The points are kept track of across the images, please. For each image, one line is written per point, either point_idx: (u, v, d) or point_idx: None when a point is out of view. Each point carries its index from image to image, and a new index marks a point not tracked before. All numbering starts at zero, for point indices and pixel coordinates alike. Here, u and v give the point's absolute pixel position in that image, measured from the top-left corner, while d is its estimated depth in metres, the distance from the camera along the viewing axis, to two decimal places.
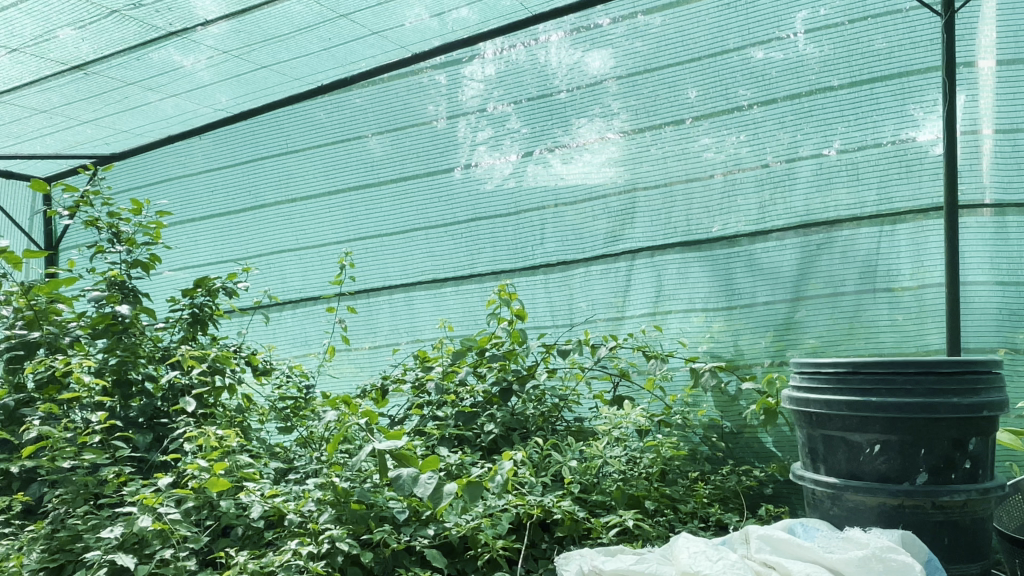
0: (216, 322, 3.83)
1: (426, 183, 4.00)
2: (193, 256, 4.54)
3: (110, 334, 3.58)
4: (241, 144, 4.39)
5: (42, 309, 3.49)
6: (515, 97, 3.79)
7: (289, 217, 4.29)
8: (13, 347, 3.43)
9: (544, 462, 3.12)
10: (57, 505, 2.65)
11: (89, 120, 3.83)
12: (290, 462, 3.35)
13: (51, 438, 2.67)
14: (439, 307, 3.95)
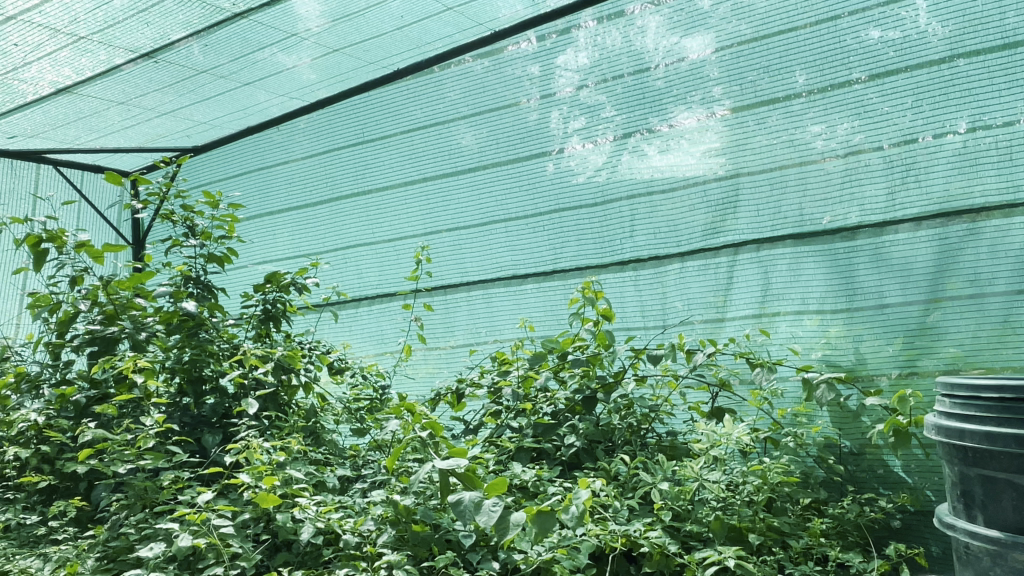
0: (289, 319, 3.62)
1: (507, 171, 3.71)
2: (271, 249, 4.42)
3: (183, 329, 3.45)
4: (318, 134, 4.25)
5: (121, 303, 3.39)
6: (608, 84, 3.43)
7: (365, 209, 4.10)
8: (91, 341, 3.33)
9: (631, 483, 2.76)
10: (116, 508, 2.51)
11: (167, 111, 3.75)
12: (359, 469, 3.14)
13: (108, 441, 2.53)
14: (519, 306, 3.66)
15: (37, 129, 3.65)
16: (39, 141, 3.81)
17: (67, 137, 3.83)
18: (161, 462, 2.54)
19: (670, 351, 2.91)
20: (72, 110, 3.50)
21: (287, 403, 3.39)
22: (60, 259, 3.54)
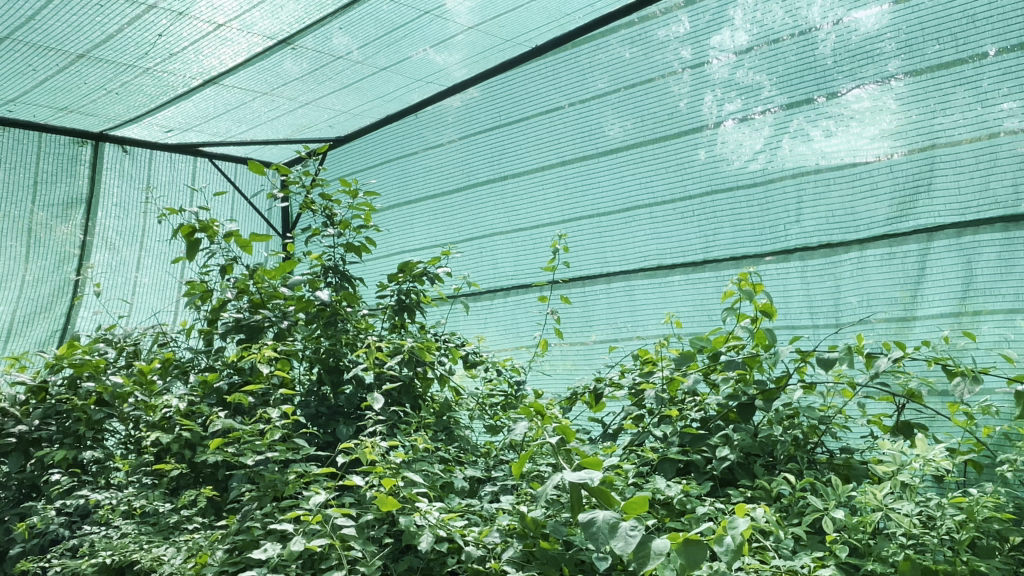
0: (424, 311, 3.45)
1: (653, 151, 3.36)
2: (409, 238, 4.33)
3: (321, 320, 3.24)
4: (456, 119, 4.10)
5: (269, 291, 3.27)
6: (769, 64, 3.01)
7: (501, 195, 3.90)
8: (240, 326, 3.21)
9: (796, 507, 2.36)
10: (246, 499, 2.43)
11: (309, 101, 3.67)
12: (489, 471, 2.93)
13: (237, 431, 2.47)
14: (665, 299, 3.31)
15: (190, 122, 3.68)
16: (194, 135, 3.86)
17: (220, 130, 3.84)
18: (288, 454, 2.43)
19: (846, 354, 2.43)
20: (219, 103, 3.48)
21: (422, 395, 3.19)
22: (210, 249, 3.54)
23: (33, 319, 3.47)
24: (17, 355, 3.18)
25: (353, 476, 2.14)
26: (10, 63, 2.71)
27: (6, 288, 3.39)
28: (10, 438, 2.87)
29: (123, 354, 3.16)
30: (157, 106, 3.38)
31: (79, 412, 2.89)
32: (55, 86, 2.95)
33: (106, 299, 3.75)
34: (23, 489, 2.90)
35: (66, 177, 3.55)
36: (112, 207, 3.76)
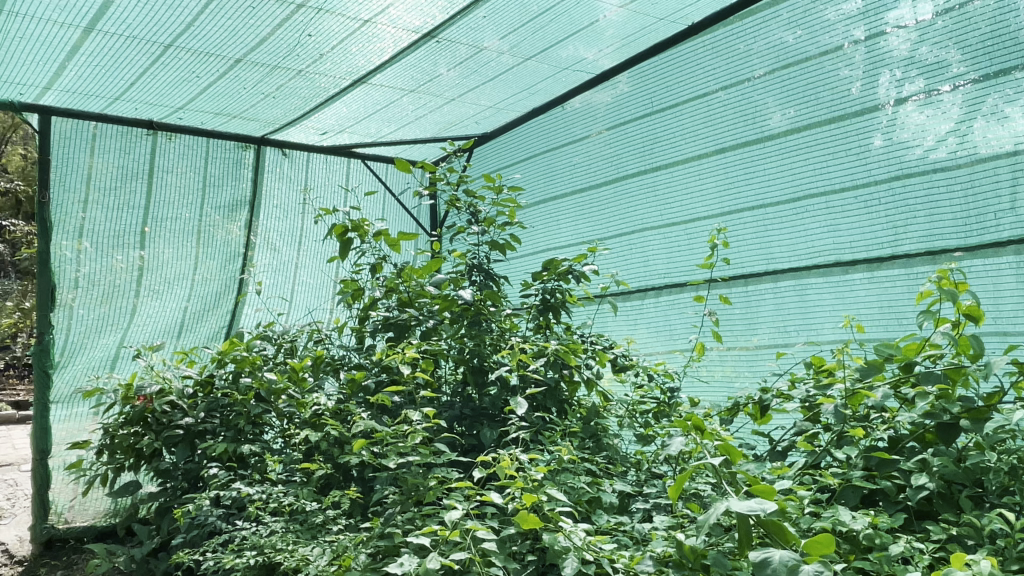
0: (570, 311, 3.24)
1: (829, 132, 2.94)
2: (555, 235, 4.05)
3: (466, 319, 3.10)
4: (605, 109, 3.74)
5: (415, 290, 3.21)
6: (959, 37, 2.54)
7: (653, 188, 3.55)
8: (387, 325, 3.15)
9: (1018, 553, 1.93)
10: (389, 502, 2.31)
11: (455, 96, 3.58)
12: (640, 485, 2.69)
13: (380, 433, 2.38)
14: (845, 300, 2.92)
15: (343, 123, 3.64)
16: (347, 137, 3.82)
17: (371, 131, 3.82)
18: (430, 458, 2.29)
19: None
20: (369, 102, 3.44)
21: (567, 399, 2.98)
22: (361, 248, 3.55)
23: (202, 315, 3.62)
24: (188, 350, 3.28)
25: (491, 488, 1.96)
26: (175, 71, 2.83)
27: (178, 287, 3.53)
28: (179, 430, 2.99)
29: (281, 351, 3.17)
30: (311, 109, 3.40)
31: (239, 408, 2.96)
32: (217, 91, 3.06)
33: (267, 297, 3.81)
34: (190, 480, 2.98)
35: (231, 180, 3.62)
36: (273, 208, 3.79)
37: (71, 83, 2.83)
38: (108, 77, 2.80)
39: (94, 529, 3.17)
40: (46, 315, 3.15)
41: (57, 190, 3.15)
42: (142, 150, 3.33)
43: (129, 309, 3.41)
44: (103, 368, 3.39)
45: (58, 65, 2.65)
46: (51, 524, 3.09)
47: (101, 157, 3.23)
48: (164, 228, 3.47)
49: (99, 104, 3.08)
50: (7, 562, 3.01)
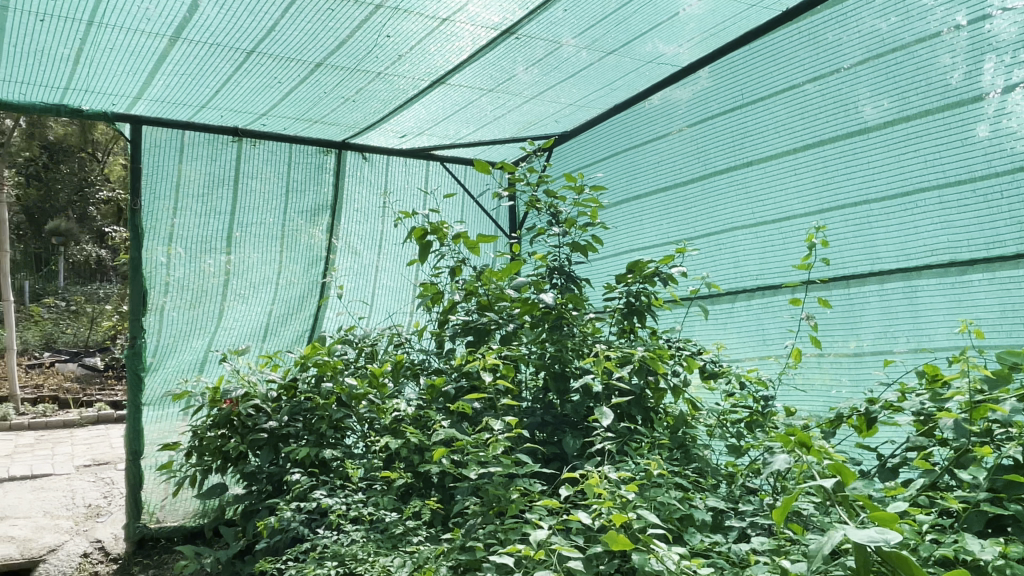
0: (655, 315, 3.09)
1: (943, 119, 2.56)
2: (637, 236, 3.77)
3: (547, 323, 3.00)
4: (689, 103, 3.45)
5: (495, 293, 3.13)
6: None
7: (744, 186, 3.25)
8: (467, 329, 3.08)
9: None
10: (470, 513, 2.23)
11: (534, 95, 3.47)
12: (733, 501, 2.51)
13: (460, 441, 2.30)
14: (961, 303, 2.56)
15: (422, 126, 3.61)
16: (426, 139, 3.78)
17: (450, 132, 3.76)
18: (512, 469, 2.20)
19: None
20: (448, 103, 3.38)
21: (654, 406, 2.83)
22: (440, 251, 3.50)
23: (286, 319, 3.64)
24: (271, 354, 3.30)
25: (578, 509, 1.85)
26: (258, 78, 2.85)
27: (263, 291, 3.56)
28: (263, 433, 3.00)
29: (362, 354, 3.16)
30: (390, 111, 3.36)
31: (321, 412, 2.96)
32: (299, 97, 3.08)
33: (348, 301, 3.80)
34: (274, 483, 2.99)
35: (313, 185, 3.63)
36: (354, 212, 3.78)
37: (160, 92, 2.90)
38: (193, 86, 2.85)
39: (183, 529, 3.23)
40: (138, 320, 3.25)
41: (148, 197, 3.23)
42: (228, 157, 3.39)
43: (217, 312, 3.48)
44: (193, 370, 3.46)
45: (147, 74, 2.71)
46: (144, 523, 3.17)
47: (189, 165, 3.30)
48: (249, 233, 3.50)
49: (188, 112, 3.15)
50: (103, 560, 3.08)
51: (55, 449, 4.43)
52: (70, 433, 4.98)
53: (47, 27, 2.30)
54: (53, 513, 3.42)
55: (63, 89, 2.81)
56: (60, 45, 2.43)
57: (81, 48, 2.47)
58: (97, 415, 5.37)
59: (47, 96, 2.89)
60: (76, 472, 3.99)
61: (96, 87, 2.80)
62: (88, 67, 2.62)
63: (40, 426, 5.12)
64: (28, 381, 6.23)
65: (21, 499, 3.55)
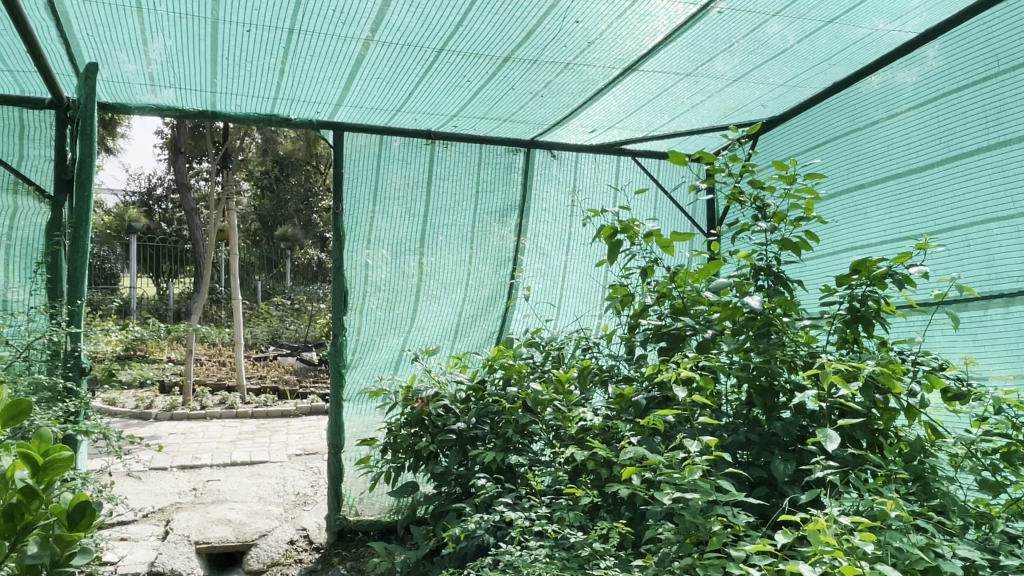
0: (885, 322, 2.64)
1: None
2: (862, 231, 3.24)
3: (752, 331, 2.66)
4: (926, 75, 2.88)
5: (691, 296, 2.84)
6: None
7: (1002, 169, 2.64)
8: (660, 335, 2.82)
9: None
10: (664, 542, 1.97)
11: (737, 77, 3.10)
12: (992, 552, 2.04)
13: (652, 462, 2.06)
14: None
15: (613, 119, 3.40)
16: (617, 133, 3.59)
17: (643, 124, 3.52)
18: (714, 495, 1.92)
19: None
20: (640, 92, 3.14)
21: (881, 430, 2.40)
22: (632, 250, 3.27)
23: (475, 320, 3.58)
24: (460, 355, 3.25)
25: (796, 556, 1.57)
26: (448, 77, 2.82)
27: (455, 292, 3.54)
28: (452, 434, 2.90)
29: (549, 358, 3.02)
30: (580, 105, 3.19)
31: (508, 416, 2.82)
32: (488, 95, 3.02)
33: (535, 302, 3.65)
34: (462, 486, 2.88)
35: (503, 185, 3.57)
36: (542, 211, 3.66)
37: (358, 98, 2.98)
38: (389, 89, 2.90)
39: (378, 524, 3.27)
40: (340, 318, 3.32)
41: (350, 202, 3.34)
42: (421, 159, 3.43)
43: (410, 311, 3.48)
44: (388, 369, 3.48)
45: (346, 80, 2.79)
46: (343, 515, 3.24)
47: (386, 168, 3.37)
48: (441, 234, 3.51)
49: (384, 117, 3.21)
50: (306, 548, 3.23)
51: (272, 438, 4.81)
52: (286, 422, 5.40)
53: (255, 37, 2.43)
54: (265, 499, 3.67)
55: (273, 99, 2.98)
56: (268, 54, 2.56)
57: (286, 56, 2.58)
58: (309, 406, 5.78)
59: (260, 107, 3.08)
60: (288, 461, 4.28)
61: (301, 95, 2.94)
62: (293, 76, 2.75)
63: (262, 415, 5.61)
64: (255, 373, 6.89)
65: (240, 484, 3.85)
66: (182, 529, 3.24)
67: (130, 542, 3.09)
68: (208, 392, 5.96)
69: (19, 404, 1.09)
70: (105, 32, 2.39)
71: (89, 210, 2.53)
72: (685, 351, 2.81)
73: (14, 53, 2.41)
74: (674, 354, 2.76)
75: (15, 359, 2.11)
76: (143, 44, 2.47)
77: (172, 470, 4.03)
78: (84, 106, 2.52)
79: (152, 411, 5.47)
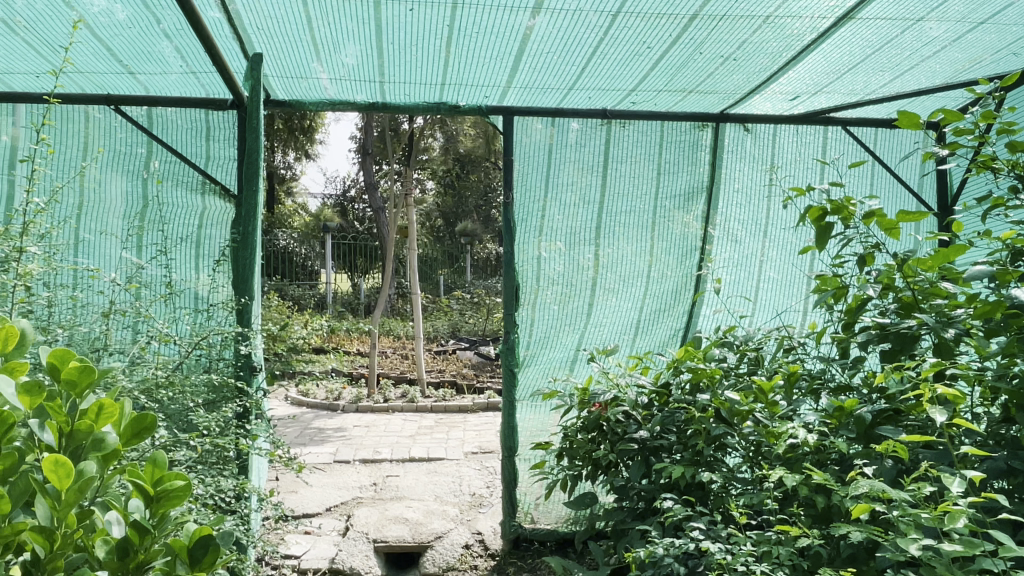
0: None
1: None
2: None
3: (1013, 333, 2.09)
4: None
5: (925, 288, 2.30)
6: None
7: None
8: (886, 336, 2.30)
9: None
10: None
11: (985, 18, 2.45)
12: None
13: (893, 497, 1.62)
14: None
15: (820, 82, 2.91)
16: (824, 99, 3.09)
17: (857, 85, 2.97)
18: (982, 549, 1.47)
19: None
20: (856, 47, 2.62)
21: None
22: (845, 235, 2.75)
23: (658, 316, 3.22)
24: (641, 354, 2.90)
25: None
26: (625, 46, 2.51)
27: (634, 285, 3.19)
28: (634, 443, 2.59)
29: (745, 361, 2.60)
30: (781, 68, 2.74)
31: (697, 425, 2.46)
32: (671, 63, 2.65)
33: (727, 296, 3.22)
34: (645, 503, 2.55)
35: (688, 165, 3.17)
36: (733, 193, 3.21)
37: (528, 77, 2.76)
38: (560, 65, 2.64)
39: (556, 534, 3.04)
40: (512, 313, 3.07)
41: (520, 191, 3.10)
42: (597, 142, 3.13)
43: (586, 306, 3.18)
44: (565, 367, 3.17)
45: (513, 58, 2.59)
46: (519, 522, 3.04)
47: (558, 152, 3.11)
48: (620, 223, 3.18)
49: (556, 96, 2.97)
50: (482, 554, 3.08)
51: (450, 434, 4.78)
52: (464, 418, 5.38)
53: (418, 15, 2.29)
54: (442, 499, 3.59)
55: (441, 85, 2.86)
56: (432, 35, 2.42)
57: (450, 36, 2.42)
58: (487, 401, 5.71)
59: (428, 95, 2.97)
60: (464, 459, 4.21)
61: (468, 79, 2.78)
62: (459, 58, 2.59)
63: (442, 410, 5.64)
64: (436, 366, 7.02)
65: (417, 481, 3.82)
66: (361, 526, 3.23)
67: (313, 536, 3.11)
68: (391, 385, 6.13)
69: (145, 419, 0.92)
70: (274, 26, 2.37)
71: (257, 205, 2.55)
72: (922, 355, 2.27)
73: (194, 53, 2.47)
74: (905, 361, 2.24)
75: (186, 355, 2.12)
76: (311, 34, 2.41)
77: (354, 464, 4.09)
78: (253, 101, 2.53)
79: (339, 402, 5.70)
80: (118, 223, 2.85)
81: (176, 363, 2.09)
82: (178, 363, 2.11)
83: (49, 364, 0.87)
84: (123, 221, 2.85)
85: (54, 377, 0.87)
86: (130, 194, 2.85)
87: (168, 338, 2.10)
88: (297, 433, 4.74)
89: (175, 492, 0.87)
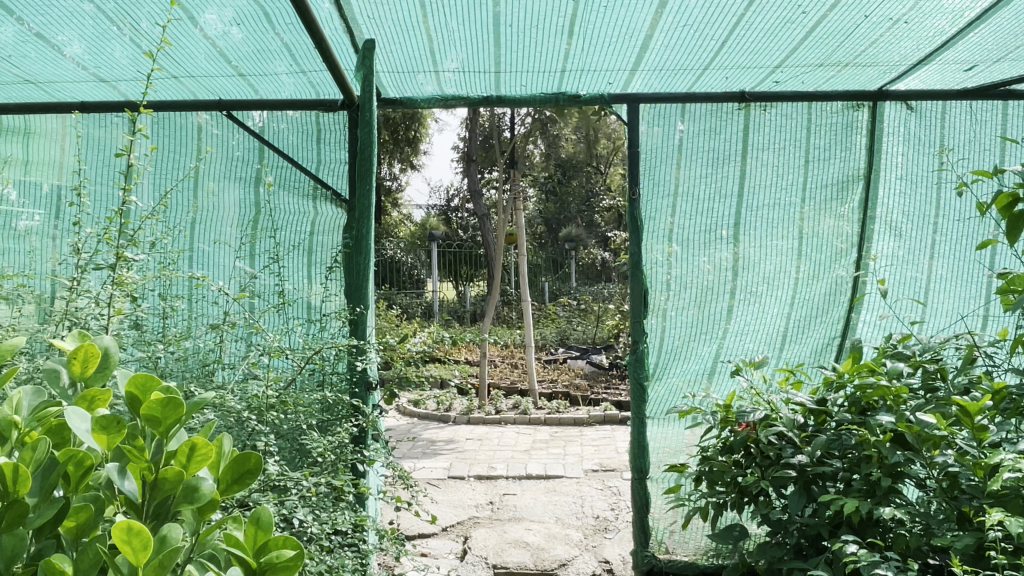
0: None
1: None
2: None
3: None
4: None
5: None
6: None
7: None
8: None
9: None
10: None
11: None
12: None
13: None
14: None
15: (1004, 47, 2.48)
16: (1008, 67, 2.64)
17: None
18: None
19: None
20: None
21: None
22: None
23: (809, 323, 2.85)
24: (793, 366, 2.54)
25: None
26: (775, 12, 2.18)
27: (780, 288, 2.84)
28: (791, 470, 2.24)
29: (924, 375, 2.22)
30: (960, 31, 2.33)
31: (870, 450, 2.11)
32: (827, 31, 2.30)
33: (892, 300, 2.81)
34: (809, 540, 2.23)
35: (841, 151, 2.79)
36: (895, 181, 2.80)
37: (658, 58, 2.49)
38: (696, 41, 2.35)
39: (695, 567, 2.73)
40: (640, 321, 2.79)
41: (647, 185, 2.82)
42: (734, 128, 2.80)
43: (724, 312, 2.85)
44: (701, 380, 2.85)
45: (644, 34, 2.30)
46: (652, 552, 2.75)
47: (689, 141, 2.81)
48: (761, 218, 2.84)
49: (688, 78, 2.67)
50: None
51: (567, 449, 4.53)
52: (580, 432, 5.11)
53: None
54: (564, 521, 3.34)
55: (561, 72, 2.63)
56: (555, 13, 2.18)
57: (576, 12, 2.17)
58: (603, 414, 5.42)
59: (547, 85, 2.75)
60: (585, 477, 3.94)
61: (592, 63, 2.54)
62: (583, 38, 2.33)
63: (556, 423, 5.40)
64: (547, 376, 6.80)
65: (536, 501, 3.59)
66: (480, 550, 3.02)
67: (430, 559, 2.93)
68: (502, 396, 5.94)
69: (249, 459, 0.72)
70: (384, 12, 2.18)
71: (369, 205, 2.39)
72: None
73: (304, 51, 2.36)
74: None
75: (300, 370, 1.98)
76: (424, 22, 2.23)
77: (469, 480, 3.91)
78: (365, 98, 2.37)
79: (451, 414, 5.57)
80: (232, 231, 2.78)
81: (290, 378, 1.95)
82: (291, 378, 1.97)
83: (128, 395, 0.67)
84: (237, 229, 2.78)
85: (134, 410, 0.68)
86: (244, 202, 2.78)
87: (281, 351, 1.96)
88: (410, 445, 4.63)
89: (285, 564, 0.66)
